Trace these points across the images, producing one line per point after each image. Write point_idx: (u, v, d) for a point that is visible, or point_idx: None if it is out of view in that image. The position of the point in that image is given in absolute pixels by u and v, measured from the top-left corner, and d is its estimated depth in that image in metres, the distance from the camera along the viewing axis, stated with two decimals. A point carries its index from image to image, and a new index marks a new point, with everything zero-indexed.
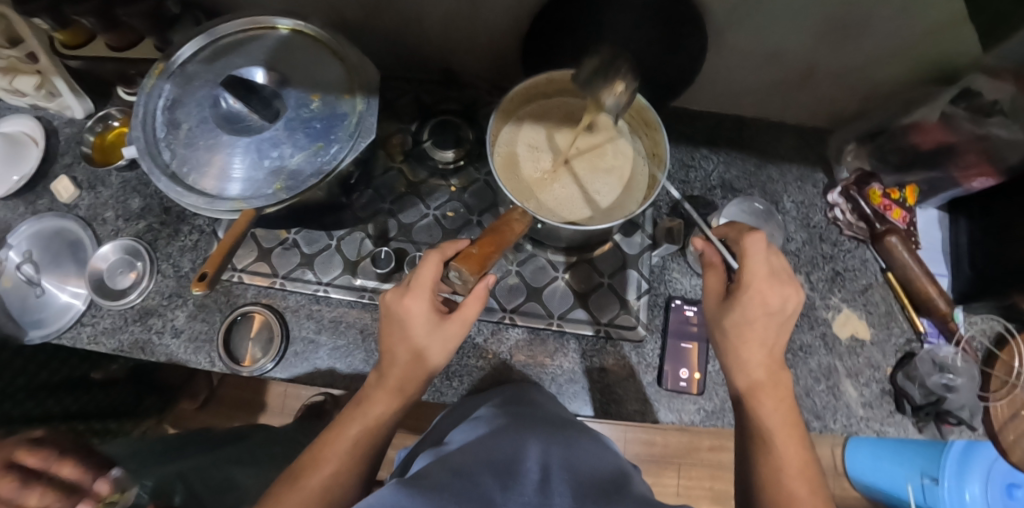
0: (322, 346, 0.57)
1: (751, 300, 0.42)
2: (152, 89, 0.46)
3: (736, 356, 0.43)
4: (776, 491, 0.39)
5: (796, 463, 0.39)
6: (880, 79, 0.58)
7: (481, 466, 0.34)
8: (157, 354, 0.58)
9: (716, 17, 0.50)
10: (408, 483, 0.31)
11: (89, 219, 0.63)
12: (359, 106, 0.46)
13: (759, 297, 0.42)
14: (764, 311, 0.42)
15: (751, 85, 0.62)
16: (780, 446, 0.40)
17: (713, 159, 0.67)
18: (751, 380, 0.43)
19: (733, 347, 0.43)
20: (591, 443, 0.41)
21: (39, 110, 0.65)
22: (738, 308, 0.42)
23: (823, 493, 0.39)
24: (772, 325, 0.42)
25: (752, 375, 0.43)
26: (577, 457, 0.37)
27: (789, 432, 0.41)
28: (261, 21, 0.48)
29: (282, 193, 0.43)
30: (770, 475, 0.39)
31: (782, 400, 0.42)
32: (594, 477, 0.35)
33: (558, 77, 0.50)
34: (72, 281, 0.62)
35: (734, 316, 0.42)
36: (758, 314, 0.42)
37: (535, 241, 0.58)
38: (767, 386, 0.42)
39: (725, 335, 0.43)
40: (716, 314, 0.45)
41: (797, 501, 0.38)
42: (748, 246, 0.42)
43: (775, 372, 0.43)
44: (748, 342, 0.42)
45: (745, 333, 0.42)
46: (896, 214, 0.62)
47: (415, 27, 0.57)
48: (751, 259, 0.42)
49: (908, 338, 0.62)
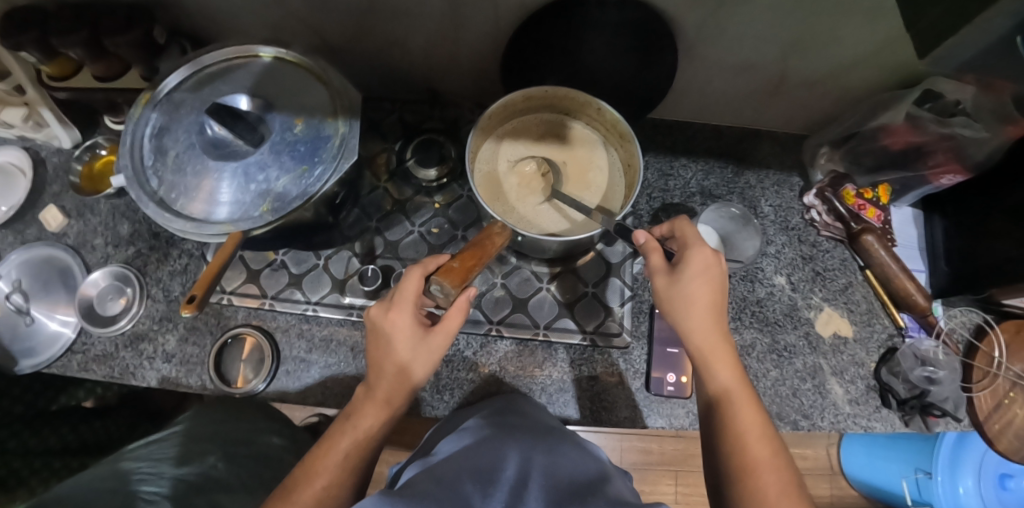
0: (313, 364, 0.58)
1: (695, 263, 0.44)
2: (140, 117, 0.47)
3: (691, 327, 0.45)
4: (740, 456, 0.40)
5: (756, 428, 0.41)
6: (849, 86, 0.60)
7: (462, 474, 0.36)
8: (148, 379, 0.58)
9: (688, 31, 0.52)
10: (396, 491, 0.34)
11: (78, 247, 0.64)
12: (341, 128, 0.47)
13: (702, 261, 0.45)
14: (708, 275, 0.45)
15: (726, 94, 0.64)
16: (739, 412, 0.42)
17: (691, 167, 0.69)
18: (709, 349, 0.44)
19: (687, 317, 0.45)
20: (575, 449, 0.43)
21: (27, 141, 0.66)
22: (688, 274, 0.44)
23: (784, 457, 0.40)
24: (715, 289, 0.45)
25: (710, 349, 0.44)
26: (559, 464, 0.40)
27: (748, 398, 0.43)
28: (245, 49, 0.49)
29: (268, 215, 0.44)
30: (733, 443, 0.41)
31: (735, 366, 0.44)
32: (571, 482, 0.38)
33: (534, 93, 0.51)
34: (62, 309, 0.62)
35: (685, 282, 0.44)
36: (703, 278, 0.44)
37: (519, 253, 0.59)
38: (719, 353, 0.44)
39: (676, 308, 0.45)
40: (665, 288, 0.45)
41: (762, 463, 0.39)
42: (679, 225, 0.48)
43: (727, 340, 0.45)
44: (699, 308, 0.44)
45: (693, 298, 0.44)
46: (871, 213, 0.64)
47: (397, 49, 0.59)
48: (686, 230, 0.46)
49: (890, 334, 0.63)
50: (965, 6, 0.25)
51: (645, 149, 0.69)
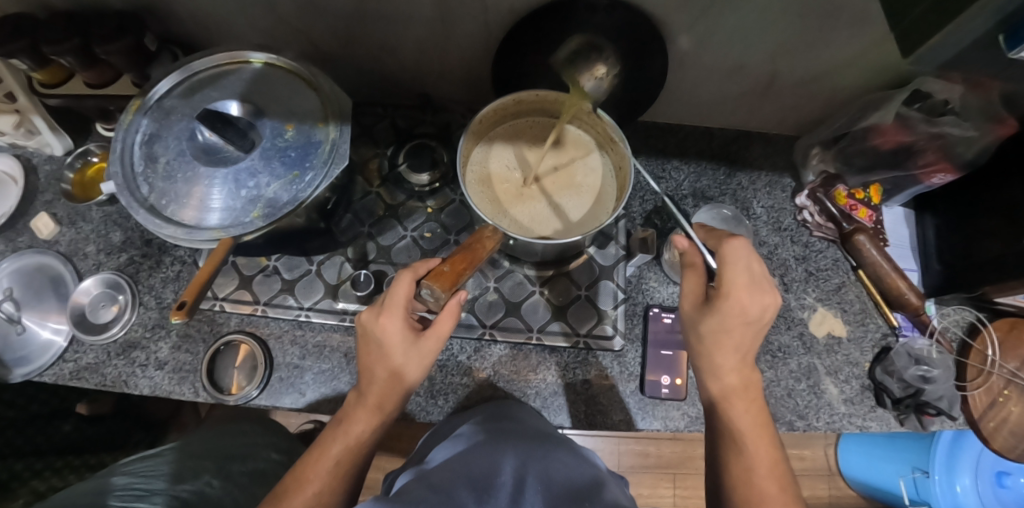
0: (307, 371, 0.57)
1: (732, 310, 0.41)
2: (130, 124, 0.46)
3: (709, 363, 0.44)
4: (747, 488, 0.42)
5: (766, 462, 0.42)
6: (838, 88, 0.61)
7: (457, 481, 0.36)
8: (140, 387, 0.58)
9: (677, 34, 0.53)
10: (390, 499, 0.34)
11: (70, 254, 0.63)
12: (332, 133, 0.47)
13: (738, 308, 0.41)
14: (741, 320, 0.42)
15: (717, 96, 0.64)
16: (751, 447, 0.43)
17: (683, 170, 0.69)
18: (723, 386, 0.44)
19: (710, 354, 0.44)
20: (569, 455, 0.43)
21: (18, 148, 0.66)
22: (716, 317, 0.42)
23: (790, 489, 0.42)
24: (750, 333, 0.42)
25: (724, 383, 0.44)
26: (553, 469, 0.40)
27: (761, 436, 0.43)
28: (235, 55, 0.49)
29: (259, 220, 0.43)
30: (741, 476, 0.42)
31: (753, 401, 0.44)
32: (567, 488, 0.38)
33: (525, 98, 0.51)
34: (54, 317, 0.62)
35: (710, 324, 0.42)
36: (737, 324, 0.42)
37: (511, 257, 0.59)
38: (738, 389, 0.44)
39: (702, 341, 0.44)
40: (693, 319, 0.44)
41: (767, 500, 0.41)
42: (728, 255, 0.41)
43: (748, 374, 0.44)
44: (724, 350, 0.43)
45: (722, 341, 0.42)
46: (862, 213, 0.64)
47: (388, 54, 0.59)
48: (730, 269, 0.41)
49: (884, 333, 0.63)
50: (945, 5, 0.25)
51: (636, 152, 0.69)
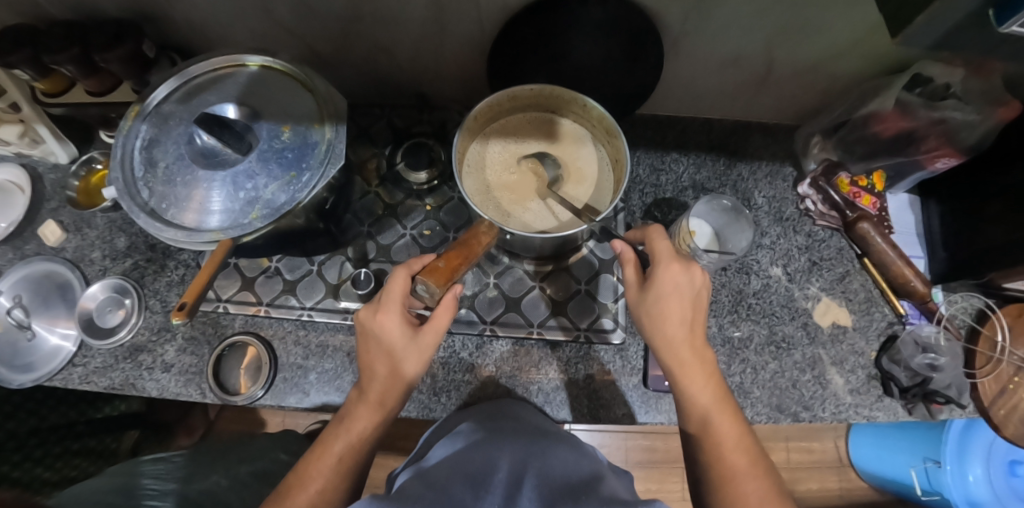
0: (310, 370, 0.58)
1: (666, 284, 0.44)
2: (129, 130, 0.47)
3: (661, 340, 0.45)
4: (720, 463, 0.43)
5: (733, 437, 0.44)
6: (838, 76, 0.60)
7: (454, 479, 0.37)
8: (148, 389, 0.59)
9: (673, 26, 0.53)
10: (389, 497, 0.34)
11: (77, 261, 0.64)
12: (328, 134, 0.47)
13: (672, 279, 0.44)
14: (677, 291, 0.44)
15: (714, 86, 0.64)
16: (716, 423, 0.44)
17: (682, 161, 0.68)
18: (679, 364, 0.45)
19: (658, 333, 0.45)
20: (568, 451, 0.43)
21: (24, 157, 0.66)
22: (655, 292, 0.44)
23: (761, 461, 0.43)
24: (688, 304, 0.45)
25: (679, 360, 0.45)
26: (551, 466, 0.40)
27: (723, 410, 0.45)
28: (232, 59, 0.49)
29: (257, 221, 0.44)
30: (712, 452, 0.44)
31: (709, 376, 0.45)
32: (564, 483, 0.38)
33: (520, 93, 0.52)
34: (62, 322, 0.63)
35: (653, 300, 0.45)
36: (674, 295, 0.44)
37: (511, 253, 0.59)
38: (693, 364, 0.45)
39: (649, 322, 0.45)
40: (638, 303, 0.46)
41: (738, 472, 0.42)
42: (652, 236, 0.46)
43: (702, 350, 0.46)
44: (672, 326, 0.44)
45: (665, 313, 0.44)
46: (867, 200, 0.63)
47: (384, 54, 0.59)
48: (656, 245, 0.46)
49: (890, 321, 0.63)
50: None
51: (634, 145, 0.69)
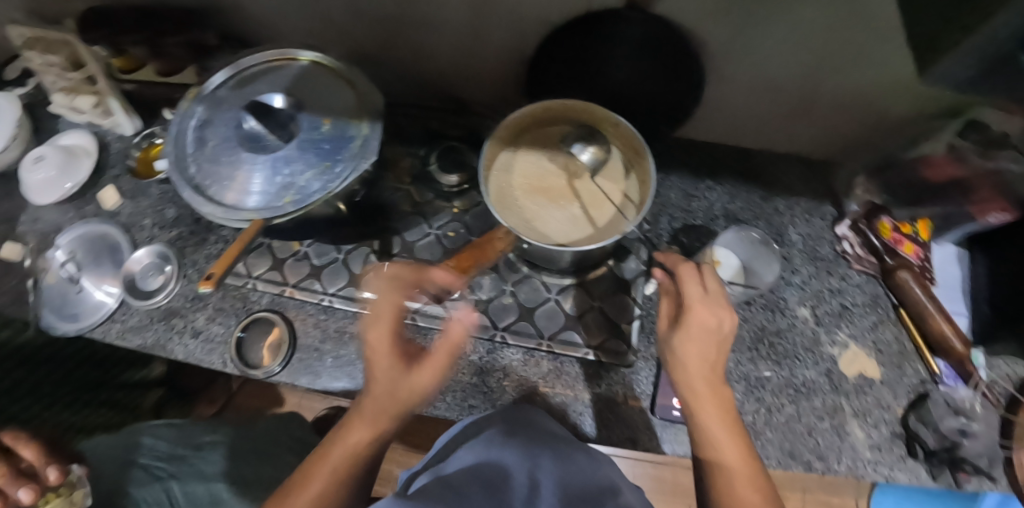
0: (326, 354, 0.60)
1: (692, 323, 0.44)
2: (186, 111, 0.51)
3: (680, 367, 0.45)
4: (729, 499, 0.42)
5: (745, 474, 0.42)
6: (887, 114, 0.58)
7: (475, 483, 0.38)
8: (176, 352, 0.62)
9: (713, 48, 0.52)
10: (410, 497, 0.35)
11: (128, 226, 0.69)
12: (365, 129, 0.49)
13: (699, 319, 0.44)
14: (705, 331, 0.44)
15: (756, 116, 0.62)
16: (728, 455, 0.43)
17: (716, 190, 0.67)
18: (696, 393, 0.44)
19: (681, 365, 0.45)
20: (586, 456, 0.45)
21: (95, 126, 0.72)
22: (683, 330, 0.45)
23: (771, 501, 0.42)
24: (713, 344, 0.44)
25: (695, 388, 0.44)
26: (570, 472, 0.42)
27: (735, 445, 0.43)
28: (286, 53, 0.53)
29: (290, 206, 0.47)
30: (724, 486, 0.42)
31: (726, 410, 0.45)
32: (582, 489, 0.40)
33: (554, 106, 0.52)
34: (108, 281, 0.67)
35: (680, 336, 0.44)
36: (700, 334, 0.44)
37: (531, 263, 0.60)
38: (709, 398, 0.44)
39: (671, 354, 0.46)
40: (667, 337, 0.47)
41: None
42: (681, 272, 0.46)
43: (719, 386, 0.45)
44: (693, 364, 0.44)
45: (689, 350, 0.44)
46: (909, 248, 0.61)
47: (428, 58, 0.61)
48: (687, 285, 0.45)
49: (922, 380, 0.59)
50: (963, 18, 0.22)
51: (669, 168, 0.68)
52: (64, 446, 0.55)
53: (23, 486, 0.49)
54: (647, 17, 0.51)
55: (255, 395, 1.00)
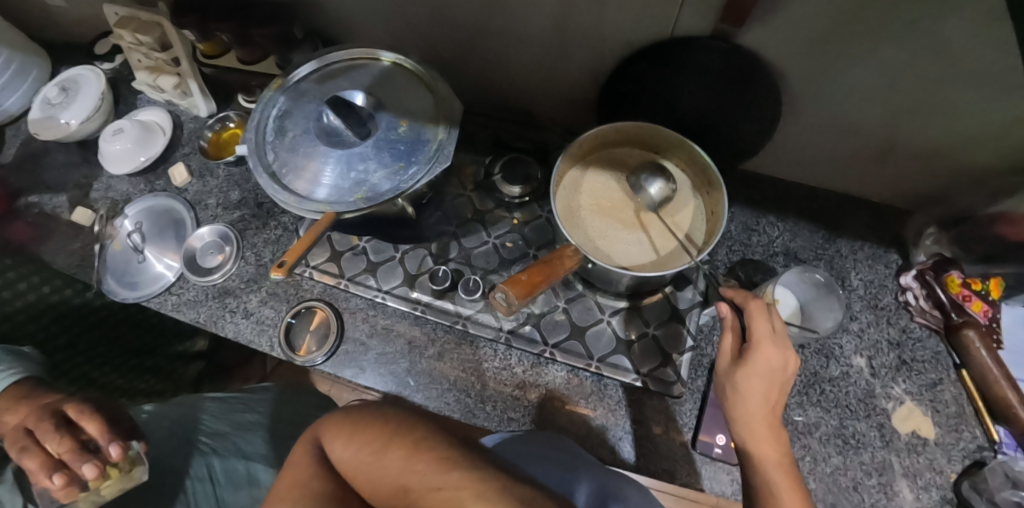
0: (371, 349, 0.61)
1: (759, 361, 0.43)
2: (269, 99, 0.52)
3: (741, 408, 0.43)
4: None
5: None
6: (968, 166, 0.56)
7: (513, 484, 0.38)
8: (226, 330, 0.64)
9: (794, 83, 0.51)
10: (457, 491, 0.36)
11: (193, 203, 0.71)
12: (440, 134, 0.50)
13: (767, 359, 0.43)
14: (771, 371, 0.43)
15: (828, 157, 0.61)
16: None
17: (778, 226, 0.66)
18: (755, 438, 0.43)
19: (742, 405, 0.43)
20: None
21: (173, 106, 0.75)
22: (748, 368, 0.43)
23: None
24: (778, 386, 0.43)
25: (755, 431, 0.43)
26: None
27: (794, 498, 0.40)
28: (369, 52, 0.54)
29: (361, 202, 0.47)
30: None
31: (785, 458, 0.42)
32: None
33: (628, 128, 0.53)
34: (169, 254, 0.69)
35: (744, 374, 0.43)
36: (766, 374, 0.43)
37: (586, 281, 0.60)
38: (769, 443, 0.42)
39: (731, 393, 0.44)
40: (727, 374, 0.45)
41: None
42: (751, 308, 0.45)
43: (778, 429, 0.43)
44: (755, 402, 0.43)
45: (752, 390, 0.43)
46: (977, 306, 0.59)
47: (503, 70, 0.62)
48: (756, 321, 0.45)
49: (979, 446, 0.56)
50: None
51: (730, 200, 0.67)
52: (126, 420, 0.58)
53: (83, 460, 0.52)
54: (731, 48, 0.50)
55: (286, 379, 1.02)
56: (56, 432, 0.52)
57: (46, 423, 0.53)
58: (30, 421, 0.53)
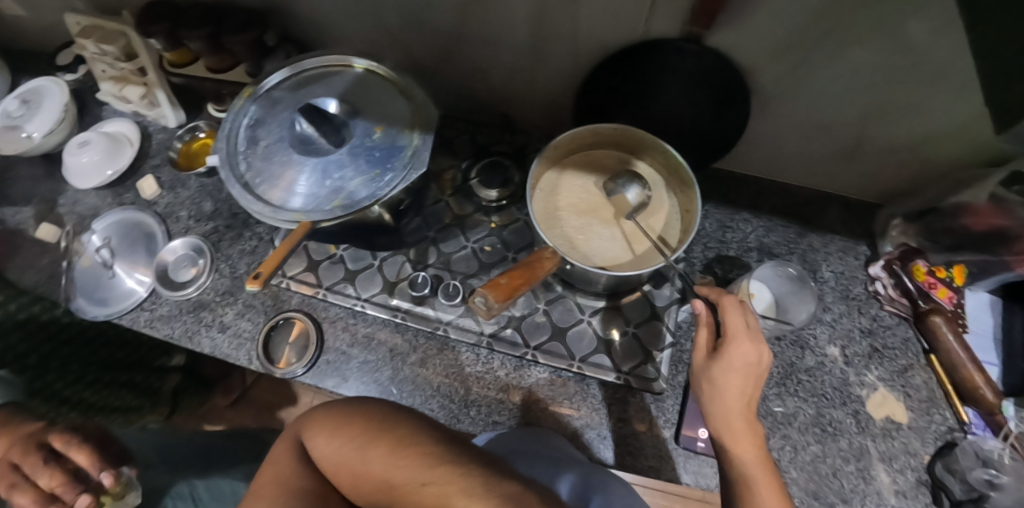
0: (353, 358, 0.60)
1: (733, 354, 0.44)
2: (241, 108, 0.52)
3: (718, 401, 0.44)
4: None
5: None
6: (931, 159, 0.58)
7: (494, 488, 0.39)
8: (202, 345, 0.63)
9: (763, 82, 0.53)
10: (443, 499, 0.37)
11: (164, 216, 0.70)
12: (416, 139, 0.50)
13: (741, 351, 0.44)
14: (745, 364, 0.44)
15: (798, 153, 0.63)
16: (763, 496, 0.41)
17: (752, 222, 0.67)
18: (733, 429, 0.43)
19: (718, 399, 0.44)
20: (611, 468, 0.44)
21: (140, 116, 0.73)
22: (723, 361, 0.44)
23: None
24: (753, 378, 0.44)
25: (732, 423, 0.43)
26: None
27: (771, 486, 0.41)
28: (343, 59, 0.54)
29: (338, 210, 0.47)
30: None
31: (760, 448, 0.43)
32: None
33: (603, 129, 0.53)
34: (140, 269, 0.68)
35: (719, 368, 0.44)
36: (740, 367, 0.44)
37: (565, 282, 0.60)
38: (745, 433, 0.43)
39: (708, 388, 0.45)
40: (703, 368, 0.46)
41: None
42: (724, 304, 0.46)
43: (754, 421, 0.44)
44: (731, 395, 0.43)
45: (729, 383, 0.44)
46: (943, 293, 0.60)
47: (479, 75, 0.62)
48: (729, 315, 0.46)
49: (950, 427, 0.58)
50: None
51: (706, 197, 0.68)
52: (109, 446, 0.59)
53: (82, 490, 0.54)
54: (701, 50, 0.51)
55: (267, 391, 1.01)
56: (48, 466, 0.53)
57: (33, 457, 0.52)
58: (15, 455, 0.52)
